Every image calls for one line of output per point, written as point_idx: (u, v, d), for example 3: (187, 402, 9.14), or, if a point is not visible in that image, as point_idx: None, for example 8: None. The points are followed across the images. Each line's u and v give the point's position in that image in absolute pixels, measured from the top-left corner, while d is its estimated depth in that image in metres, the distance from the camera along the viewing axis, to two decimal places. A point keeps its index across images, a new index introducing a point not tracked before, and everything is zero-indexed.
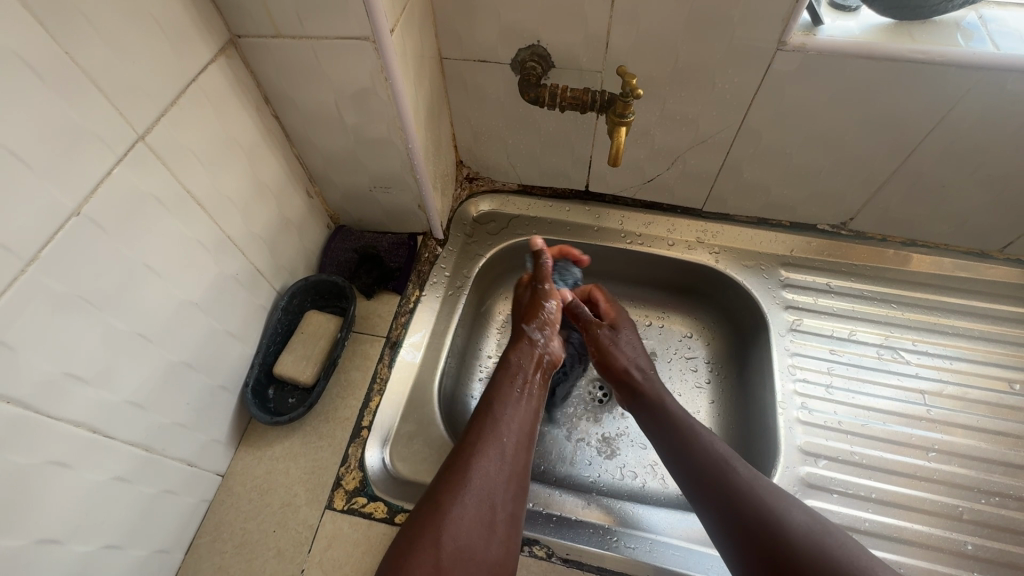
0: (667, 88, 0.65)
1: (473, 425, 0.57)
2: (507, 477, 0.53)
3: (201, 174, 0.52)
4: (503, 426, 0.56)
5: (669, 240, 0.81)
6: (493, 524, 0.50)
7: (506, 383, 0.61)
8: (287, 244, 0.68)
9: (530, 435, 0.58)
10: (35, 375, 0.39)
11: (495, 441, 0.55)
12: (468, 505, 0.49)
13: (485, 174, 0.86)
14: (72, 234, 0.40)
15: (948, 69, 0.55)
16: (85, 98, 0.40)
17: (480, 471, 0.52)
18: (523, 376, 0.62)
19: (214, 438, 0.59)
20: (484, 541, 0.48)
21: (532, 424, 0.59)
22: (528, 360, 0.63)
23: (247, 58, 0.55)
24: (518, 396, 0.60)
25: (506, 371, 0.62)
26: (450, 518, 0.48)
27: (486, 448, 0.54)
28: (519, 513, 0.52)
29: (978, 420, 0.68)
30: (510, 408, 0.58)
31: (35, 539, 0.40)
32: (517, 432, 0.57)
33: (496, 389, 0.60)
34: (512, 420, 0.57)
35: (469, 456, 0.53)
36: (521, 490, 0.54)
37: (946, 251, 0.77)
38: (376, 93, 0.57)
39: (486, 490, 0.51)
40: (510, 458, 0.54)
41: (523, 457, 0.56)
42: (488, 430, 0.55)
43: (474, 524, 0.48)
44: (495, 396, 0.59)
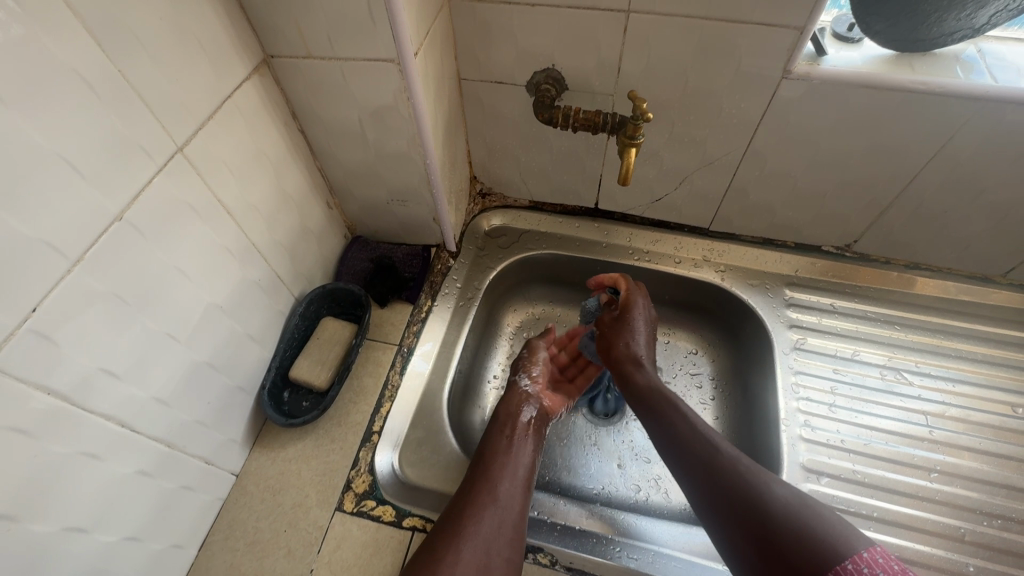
0: (676, 112, 0.67)
1: (472, 472, 0.59)
2: (504, 524, 0.54)
3: (231, 184, 0.55)
4: (496, 473, 0.59)
5: (676, 258, 0.83)
6: (489, 569, 0.50)
7: (496, 432, 0.64)
8: (307, 253, 0.71)
9: (525, 482, 0.60)
10: (74, 369, 0.41)
11: (491, 487, 0.57)
12: (466, 552, 0.51)
13: (498, 189, 0.89)
14: (114, 238, 0.43)
15: (948, 99, 0.57)
16: (132, 112, 0.43)
17: (478, 515, 0.54)
18: (513, 425, 0.66)
19: (231, 437, 0.61)
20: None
21: (528, 472, 0.61)
22: (517, 410, 0.68)
23: (279, 76, 0.59)
24: (510, 444, 0.63)
25: (499, 421, 0.66)
26: (446, 564, 0.49)
27: (483, 494, 0.56)
28: (516, 561, 0.52)
29: (981, 442, 0.69)
30: (505, 455, 0.61)
31: (63, 526, 0.42)
32: (511, 476, 0.59)
33: (490, 440, 0.63)
34: (507, 466, 0.60)
35: (466, 500, 0.55)
36: (518, 539, 0.54)
37: (949, 275, 0.79)
38: (397, 110, 0.60)
39: (481, 536, 0.52)
40: (506, 505, 0.56)
41: (520, 507, 0.57)
42: (484, 477, 0.58)
43: (470, 570, 0.49)
44: (488, 447, 0.62)
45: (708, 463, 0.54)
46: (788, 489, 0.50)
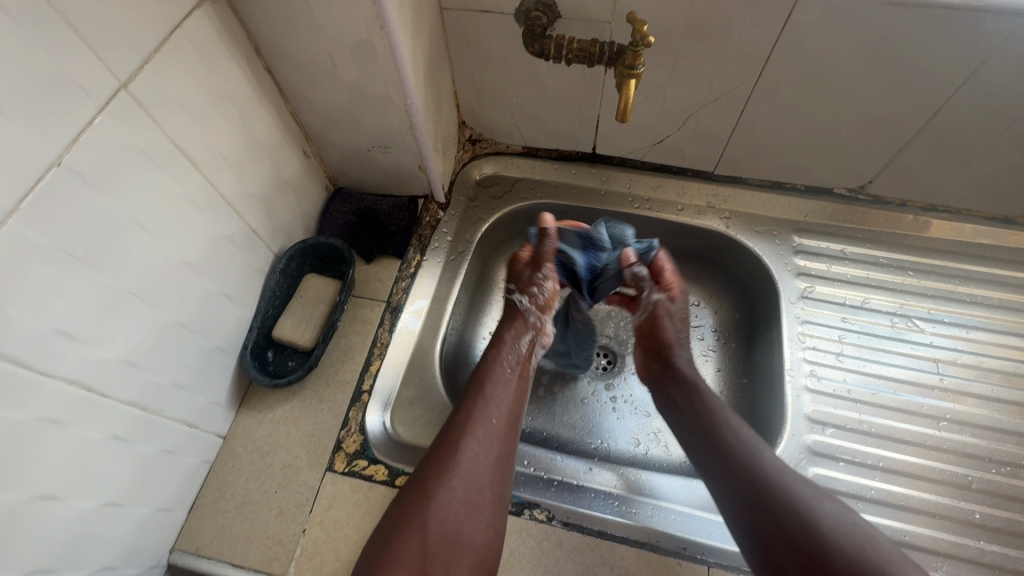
0: (681, 40, 0.61)
1: (463, 403, 0.56)
2: (496, 459, 0.53)
3: (190, 128, 0.50)
4: (491, 408, 0.56)
5: (679, 205, 0.78)
6: (480, 506, 0.50)
7: (496, 360, 0.60)
8: (284, 205, 0.66)
9: (519, 416, 0.58)
10: (24, 331, 0.38)
11: (483, 422, 0.54)
12: (456, 488, 0.50)
13: (488, 135, 0.83)
14: (54, 186, 0.38)
15: (986, 15, 0.51)
16: (61, 43, 0.38)
17: (469, 451, 0.52)
18: (514, 357, 0.62)
19: (214, 399, 0.59)
20: (473, 522, 0.49)
21: (521, 406, 0.59)
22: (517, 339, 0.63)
23: (235, 4, 0.52)
24: (506, 378, 0.59)
25: (498, 351, 0.61)
26: (437, 502, 0.49)
27: (476, 429, 0.54)
28: (506, 495, 0.52)
29: (992, 389, 0.66)
30: (499, 390, 0.58)
31: (32, 495, 0.40)
32: (506, 410, 0.57)
33: (487, 371, 0.59)
34: (502, 400, 0.57)
35: (456, 434, 0.53)
36: (507, 476, 0.53)
37: (967, 217, 0.74)
38: (372, 45, 0.55)
39: (473, 472, 0.51)
40: (499, 441, 0.54)
41: (512, 442, 0.55)
42: (475, 409, 0.55)
43: (461, 507, 0.49)
44: (483, 378, 0.58)
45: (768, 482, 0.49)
46: (835, 506, 0.47)
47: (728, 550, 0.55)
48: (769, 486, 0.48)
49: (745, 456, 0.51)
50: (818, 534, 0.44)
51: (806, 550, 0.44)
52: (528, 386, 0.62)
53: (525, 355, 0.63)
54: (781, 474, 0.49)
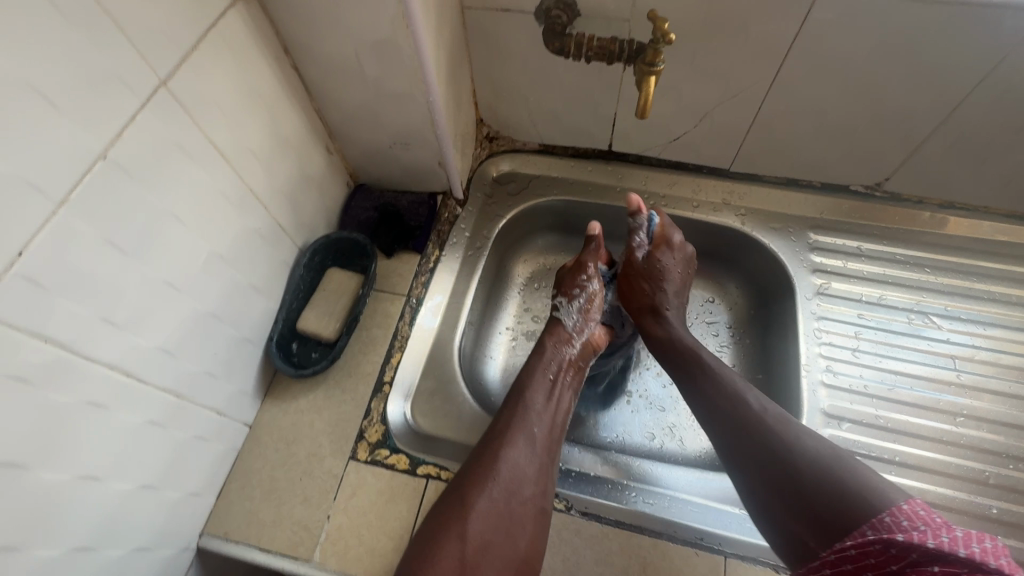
0: (700, 38, 0.62)
1: (506, 412, 0.58)
2: (536, 473, 0.54)
3: (222, 124, 0.52)
4: (533, 416, 0.58)
5: (694, 202, 0.79)
6: (521, 519, 0.51)
7: (539, 369, 0.62)
8: (308, 201, 0.68)
9: (560, 429, 0.59)
10: (71, 318, 0.40)
11: (526, 434, 0.56)
12: (497, 497, 0.51)
13: (506, 133, 0.84)
14: (99, 178, 0.40)
15: (1007, 11, 0.51)
16: (108, 41, 0.39)
17: (511, 463, 0.53)
18: (556, 367, 0.64)
19: (241, 389, 0.60)
20: (512, 535, 0.50)
21: (562, 419, 0.60)
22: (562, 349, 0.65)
23: (265, 3, 0.54)
24: (548, 389, 0.61)
25: (539, 359, 0.64)
26: (478, 509, 0.50)
27: (519, 437, 0.55)
28: (547, 510, 0.53)
29: (1009, 385, 0.66)
30: (540, 399, 0.59)
31: (76, 474, 0.42)
32: (548, 421, 0.58)
33: (529, 379, 0.61)
34: (544, 412, 0.59)
35: (499, 444, 0.54)
36: (548, 486, 0.54)
37: (985, 214, 0.74)
38: (397, 43, 0.56)
39: (514, 484, 0.52)
40: (539, 454, 0.55)
41: (553, 456, 0.56)
42: (518, 420, 0.57)
43: (501, 519, 0.50)
44: (526, 388, 0.60)
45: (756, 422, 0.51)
46: (819, 440, 0.49)
47: (745, 540, 0.56)
48: (798, 466, 0.46)
49: (730, 397, 0.54)
50: (835, 509, 0.43)
51: (792, 492, 0.46)
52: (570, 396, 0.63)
53: (568, 363, 0.65)
54: (768, 412, 0.52)
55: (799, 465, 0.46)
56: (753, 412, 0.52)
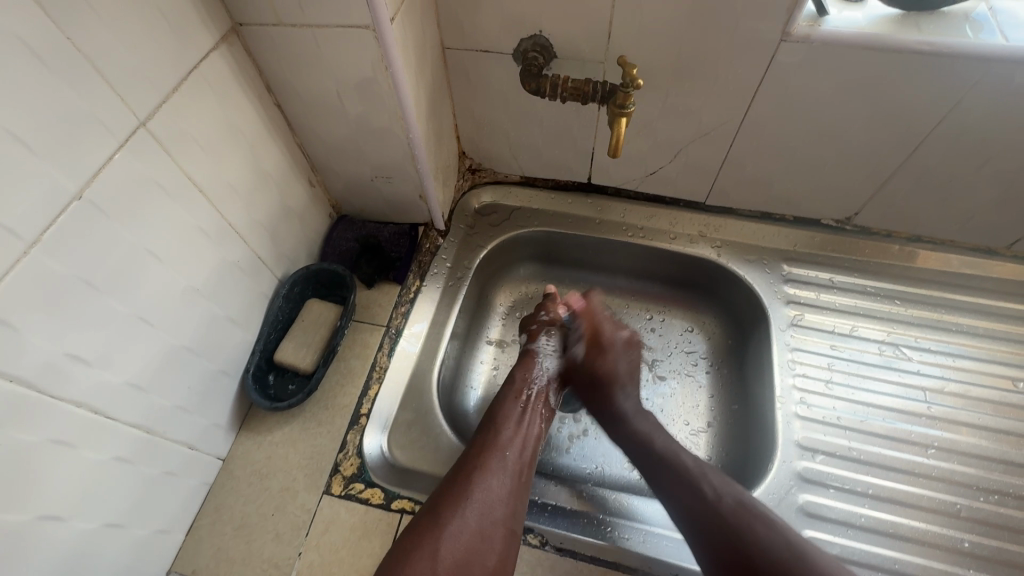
0: (671, 80, 0.64)
1: (480, 437, 0.59)
2: (508, 493, 0.55)
3: (204, 161, 0.53)
4: (506, 441, 0.59)
5: (671, 234, 0.81)
6: (492, 535, 0.51)
7: (510, 399, 0.64)
8: (289, 233, 0.69)
9: (532, 454, 0.60)
10: (36, 356, 0.40)
11: (498, 456, 0.57)
12: (470, 517, 0.51)
13: (488, 165, 0.86)
14: (74, 217, 0.41)
15: (957, 61, 0.54)
16: (89, 86, 0.41)
17: (483, 483, 0.54)
18: (527, 394, 0.65)
19: (214, 422, 0.60)
20: (483, 553, 0.50)
21: (534, 444, 0.61)
22: (531, 379, 0.67)
23: (250, 45, 0.55)
24: (520, 413, 0.63)
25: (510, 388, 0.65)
26: (450, 528, 0.50)
27: (491, 461, 0.56)
28: (519, 529, 0.53)
29: (980, 417, 0.68)
30: (512, 427, 0.61)
31: (37, 515, 0.41)
32: (519, 445, 0.59)
33: (499, 409, 0.63)
34: (515, 437, 0.60)
35: (473, 468, 0.55)
36: (520, 508, 0.55)
37: (953, 248, 0.76)
38: (376, 83, 0.58)
39: (487, 503, 0.53)
40: (512, 475, 0.56)
41: (524, 478, 0.57)
42: (490, 444, 0.58)
43: (474, 535, 0.50)
44: (499, 414, 0.62)
45: (712, 512, 0.52)
46: (775, 527, 0.50)
47: None
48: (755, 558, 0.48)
49: (691, 486, 0.54)
50: None
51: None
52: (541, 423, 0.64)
53: (536, 396, 0.66)
54: (724, 497, 0.53)
55: (738, 522, 0.50)
56: (709, 500, 0.53)
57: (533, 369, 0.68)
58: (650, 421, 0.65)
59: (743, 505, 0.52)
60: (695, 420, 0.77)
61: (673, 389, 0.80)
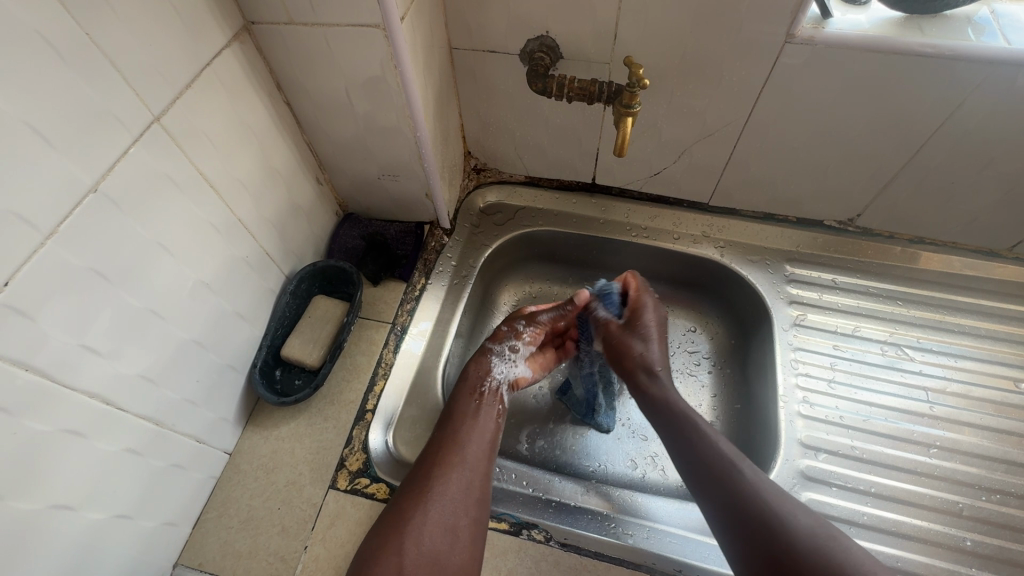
0: (676, 81, 0.65)
1: (437, 434, 0.58)
2: (469, 486, 0.53)
3: (215, 157, 0.54)
4: (464, 435, 0.57)
5: (675, 234, 0.81)
6: (457, 529, 0.50)
7: (466, 395, 0.62)
8: (296, 229, 0.69)
9: (493, 444, 0.58)
10: (52, 346, 0.40)
11: (456, 450, 0.55)
12: (433, 513, 0.50)
13: (493, 165, 0.87)
14: (89, 209, 0.41)
15: (959, 63, 0.55)
16: (106, 81, 0.41)
17: (444, 478, 0.53)
18: (483, 388, 0.63)
19: (221, 416, 0.60)
20: (449, 547, 0.49)
21: (494, 434, 0.59)
22: (487, 376, 0.64)
23: (261, 43, 0.56)
24: (477, 406, 0.61)
25: (466, 383, 0.63)
26: (414, 526, 0.49)
27: (450, 456, 0.55)
28: (484, 519, 0.52)
29: (983, 418, 0.68)
30: (469, 420, 0.59)
31: (49, 504, 0.42)
32: (478, 438, 0.57)
33: (457, 405, 0.61)
34: (473, 430, 0.58)
35: (430, 465, 0.54)
36: (485, 499, 0.54)
37: (955, 250, 0.77)
38: (385, 81, 0.58)
39: (448, 498, 0.52)
40: (472, 467, 0.55)
41: (486, 470, 0.56)
42: (449, 438, 0.56)
43: (438, 531, 0.49)
44: (455, 410, 0.60)
45: (744, 497, 0.49)
46: (809, 517, 0.48)
47: (724, 573, 0.56)
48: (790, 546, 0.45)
49: (722, 467, 0.52)
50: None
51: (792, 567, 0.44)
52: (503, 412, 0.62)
53: (494, 389, 0.63)
54: (759, 485, 0.50)
55: (774, 509, 0.48)
56: (745, 485, 0.50)
57: (488, 369, 0.65)
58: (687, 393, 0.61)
59: (779, 495, 0.50)
60: None
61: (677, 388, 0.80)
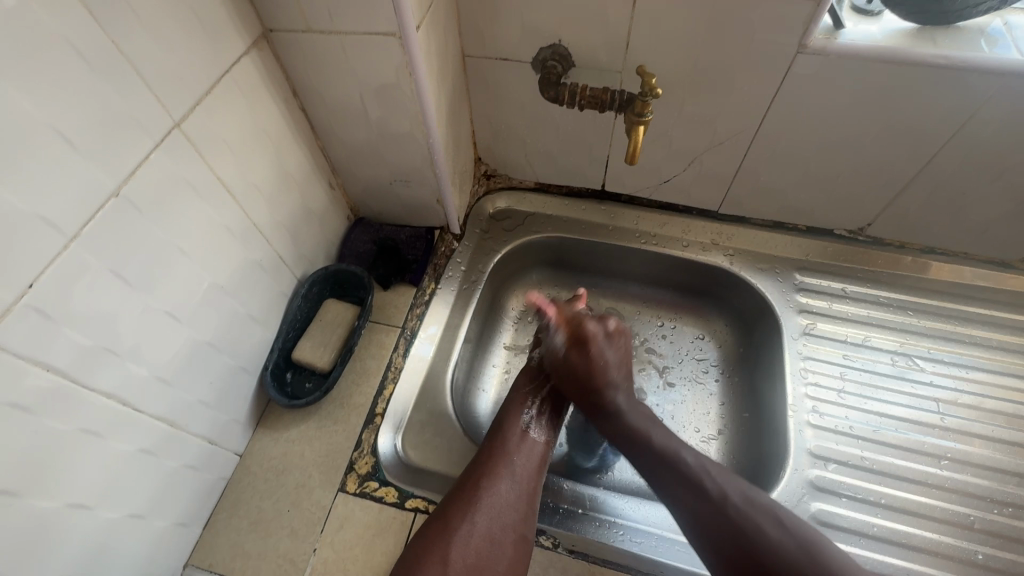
0: (687, 90, 0.65)
1: (487, 444, 0.60)
2: (517, 498, 0.55)
3: (232, 162, 0.54)
4: (515, 446, 0.59)
5: (684, 242, 0.81)
6: (500, 541, 0.52)
7: (518, 405, 0.64)
8: (309, 233, 0.70)
9: (541, 459, 0.60)
10: (72, 346, 0.41)
11: (506, 461, 0.57)
12: (479, 522, 0.52)
13: (503, 171, 0.87)
14: (111, 213, 0.42)
15: (973, 74, 0.55)
16: (129, 87, 0.42)
17: (492, 488, 0.55)
18: (535, 398, 0.65)
19: (233, 418, 0.61)
20: (493, 558, 0.51)
21: (543, 450, 0.61)
22: (539, 384, 0.66)
23: (278, 50, 0.57)
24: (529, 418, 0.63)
25: (518, 394, 0.65)
26: (459, 533, 0.51)
27: (500, 467, 0.57)
28: (529, 534, 0.54)
29: (994, 429, 0.67)
30: (519, 433, 0.61)
31: (66, 503, 0.42)
32: (528, 452, 0.59)
33: (509, 411, 0.63)
34: (523, 443, 0.60)
35: (482, 473, 0.56)
36: (531, 512, 0.55)
37: (967, 260, 0.76)
38: (399, 88, 0.59)
39: (495, 509, 0.53)
40: (521, 480, 0.56)
41: (532, 483, 0.57)
42: (499, 449, 0.58)
43: (483, 540, 0.51)
44: (507, 420, 0.62)
45: (719, 509, 0.51)
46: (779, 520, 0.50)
47: None
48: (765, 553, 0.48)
49: (693, 485, 0.53)
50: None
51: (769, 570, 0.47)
52: (553, 426, 0.64)
53: (546, 400, 0.65)
54: (728, 497, 0.52)
55: (745, 520, 0.50)
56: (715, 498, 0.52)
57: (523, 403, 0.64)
58: (644, 415, 0.62)
59: (749, 501, 0.51)
60: (707, 427, 0.77)
61: (684, 396, 0.80)
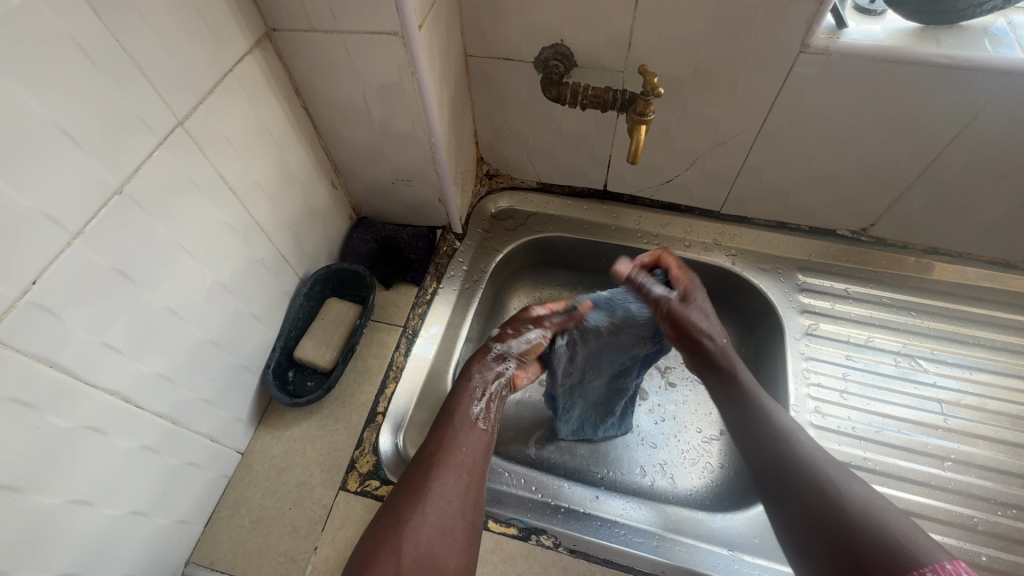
0: (689, 90, 0.65)
1: (433, 434, 0.55)
2: (469, 487, 0.51)
3: (235, 160, 0.55)
4: (463, 435, 0.55)
5: (686, 242, 0.81)
6: (453, 529, 0.48)
7: (462, 393, 0.59)
8: (311, 232, 0.70)
9: (490, 445, 0.56)
10: (75, 343, 0.41)
11: (454, 450, 0.53)
12: (430, 511, 0.48)
13: (505, 171, 0.87)
14: (114, 211, 0.42)
15: (976, 74, 0.55)
16: (133, 85, 0.42)
17: (440, 479, 0.50)
18: (482, 387, 0.60)
19: (234, 416, 0.61)
20: (446, 549, 0.46)
21: (492, 437, 0.57)
22: (488, 374, 0.61)
23: (282, 49, 0.57)
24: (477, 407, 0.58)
25: (465, 383, 0.60)
26: (411, 525, 0.47)
27: (448, 455, 0.52)
28: (480, 522, 0.50)
29: (997, 431, 0.67)
30: (467, 422, 0.56)
31: (68, 499, 0.43)
32: (476, 439, 0.55)
33: (454, 399, 0.58)
34: (470, 429, 0.56)
35: (430, 463, 0.52)
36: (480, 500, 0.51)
37: (970, 261, 0.76)
38: (402, 87, 0.59)
39: (445, 498, 0.49)
40: (469, 467, 0.52)
41: (482, 471, 0.53)
42: (448, 437, 0.54)
43: (434, 532, 0.47)
44: (452, 409, 0.57)
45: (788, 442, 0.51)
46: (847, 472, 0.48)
47: None
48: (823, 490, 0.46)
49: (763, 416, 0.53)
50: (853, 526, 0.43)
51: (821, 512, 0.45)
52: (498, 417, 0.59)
53: (494, 390, 0.60)
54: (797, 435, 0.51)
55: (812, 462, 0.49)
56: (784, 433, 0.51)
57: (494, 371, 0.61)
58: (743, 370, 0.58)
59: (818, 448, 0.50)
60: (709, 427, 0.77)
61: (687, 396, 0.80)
